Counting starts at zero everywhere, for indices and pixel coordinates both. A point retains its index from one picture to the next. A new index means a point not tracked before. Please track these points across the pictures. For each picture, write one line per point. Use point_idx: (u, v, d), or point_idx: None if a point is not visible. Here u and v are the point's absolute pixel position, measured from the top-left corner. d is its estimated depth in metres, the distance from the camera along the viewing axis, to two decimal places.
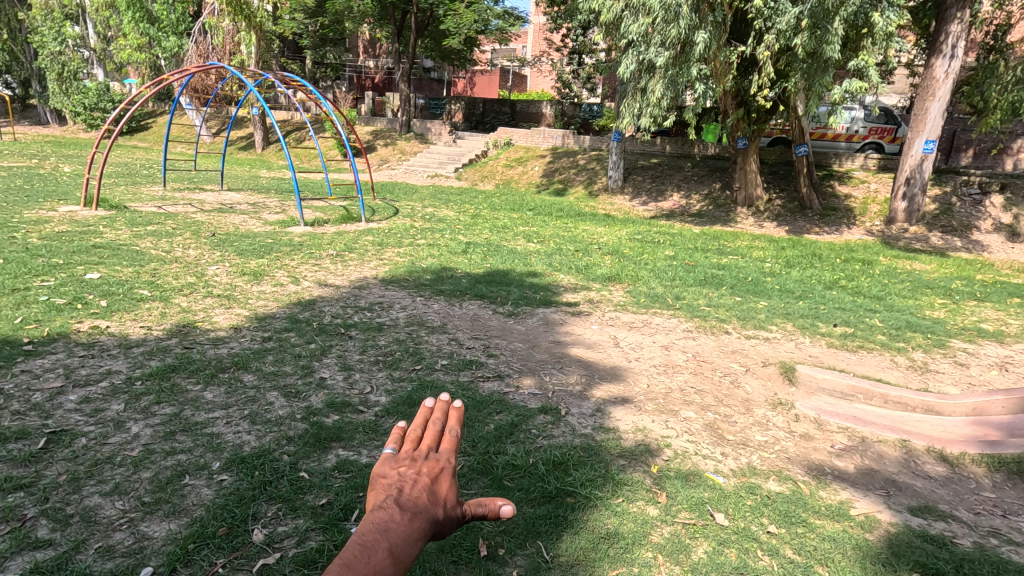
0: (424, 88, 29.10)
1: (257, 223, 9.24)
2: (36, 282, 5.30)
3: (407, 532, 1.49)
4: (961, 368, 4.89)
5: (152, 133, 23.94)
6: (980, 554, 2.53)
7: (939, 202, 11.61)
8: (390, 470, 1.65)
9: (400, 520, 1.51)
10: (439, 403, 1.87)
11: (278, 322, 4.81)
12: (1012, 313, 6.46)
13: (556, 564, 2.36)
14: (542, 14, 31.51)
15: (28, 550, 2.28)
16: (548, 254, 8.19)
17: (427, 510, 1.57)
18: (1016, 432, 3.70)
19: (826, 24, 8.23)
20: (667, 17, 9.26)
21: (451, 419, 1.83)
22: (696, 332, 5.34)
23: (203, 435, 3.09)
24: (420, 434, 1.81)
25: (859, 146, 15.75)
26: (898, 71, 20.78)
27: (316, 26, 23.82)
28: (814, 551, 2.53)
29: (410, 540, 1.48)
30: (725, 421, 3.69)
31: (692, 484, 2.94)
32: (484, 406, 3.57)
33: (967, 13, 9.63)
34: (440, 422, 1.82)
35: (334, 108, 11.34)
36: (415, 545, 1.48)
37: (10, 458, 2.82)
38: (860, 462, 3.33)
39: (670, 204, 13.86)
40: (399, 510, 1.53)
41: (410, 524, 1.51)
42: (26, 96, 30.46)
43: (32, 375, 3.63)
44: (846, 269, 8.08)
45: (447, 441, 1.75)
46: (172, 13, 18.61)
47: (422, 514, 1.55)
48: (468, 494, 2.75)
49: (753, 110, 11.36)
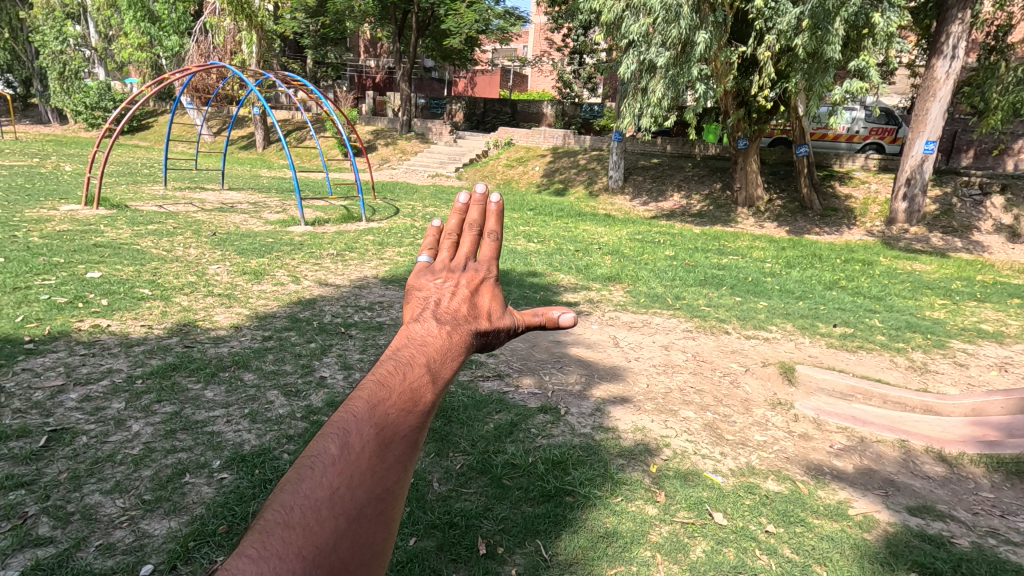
0: (425, 87, 29.10)
1: (257, 222, 9.25)
2: (37, 281, 5.31)
3: (447, 346, 1.37)
4: (960, 368, 4.90)
5: (154, 132, 23.97)
6: (977, 554, 2.54)
7: (939, 203, 11.60)
8: (426, 289, 1.53)
9: (438, 336, 1.39)
10: (473, 202, 1.65)
11: (278, 321, 4.82)
12: (1012, 314, 6.46)
13: (555, 562, 2.37)
14: (543, 14, 31.54)
15: (29, 547, 2.29)
16: (549, 253, 8.20)
17: (466, 327, 1.45)
18: (1015, 432, 3.71)
19: (827, 24, 8.22)
20: (667, 18, 9.26)
21: (488, 221, 1.62)
22: (696, 332, 5.35)
23: (203, 434, 3.10)
24: (456, 244, 1.65)
25: (859, 146, 15.76)
26: (899, 71, 20.78)
27: (317, 26, 23.82)
28: (812, 550, 2.54)
29: (451, 352, 1.36)
30: (724, 420, 3.70)
31: (690, 484, 2.95)
32: (484, 405, 3.57)
33: (968, 14, 9.62)
34: (475, 226, 1.62)
35: (335, 108, 11.34)
36: (455, 357, 1.35)
37: (11, 456, 2.83)
38: (859, 462, 3.34)
39: (671, 204, 13.86)
40: (437, 327, 1.42)
41: (449, 338, 1.39)
42: (28, 95, 30.50)
43: (33, 373, 3.64)
44: (847, 270, 8.09)
45: (488, 245, 1.57)
46: (173, 13, 18.74)
47: (461, 330, 1.44)
48: (467, 493, 2.76)
49: (753, 111, 11.36)
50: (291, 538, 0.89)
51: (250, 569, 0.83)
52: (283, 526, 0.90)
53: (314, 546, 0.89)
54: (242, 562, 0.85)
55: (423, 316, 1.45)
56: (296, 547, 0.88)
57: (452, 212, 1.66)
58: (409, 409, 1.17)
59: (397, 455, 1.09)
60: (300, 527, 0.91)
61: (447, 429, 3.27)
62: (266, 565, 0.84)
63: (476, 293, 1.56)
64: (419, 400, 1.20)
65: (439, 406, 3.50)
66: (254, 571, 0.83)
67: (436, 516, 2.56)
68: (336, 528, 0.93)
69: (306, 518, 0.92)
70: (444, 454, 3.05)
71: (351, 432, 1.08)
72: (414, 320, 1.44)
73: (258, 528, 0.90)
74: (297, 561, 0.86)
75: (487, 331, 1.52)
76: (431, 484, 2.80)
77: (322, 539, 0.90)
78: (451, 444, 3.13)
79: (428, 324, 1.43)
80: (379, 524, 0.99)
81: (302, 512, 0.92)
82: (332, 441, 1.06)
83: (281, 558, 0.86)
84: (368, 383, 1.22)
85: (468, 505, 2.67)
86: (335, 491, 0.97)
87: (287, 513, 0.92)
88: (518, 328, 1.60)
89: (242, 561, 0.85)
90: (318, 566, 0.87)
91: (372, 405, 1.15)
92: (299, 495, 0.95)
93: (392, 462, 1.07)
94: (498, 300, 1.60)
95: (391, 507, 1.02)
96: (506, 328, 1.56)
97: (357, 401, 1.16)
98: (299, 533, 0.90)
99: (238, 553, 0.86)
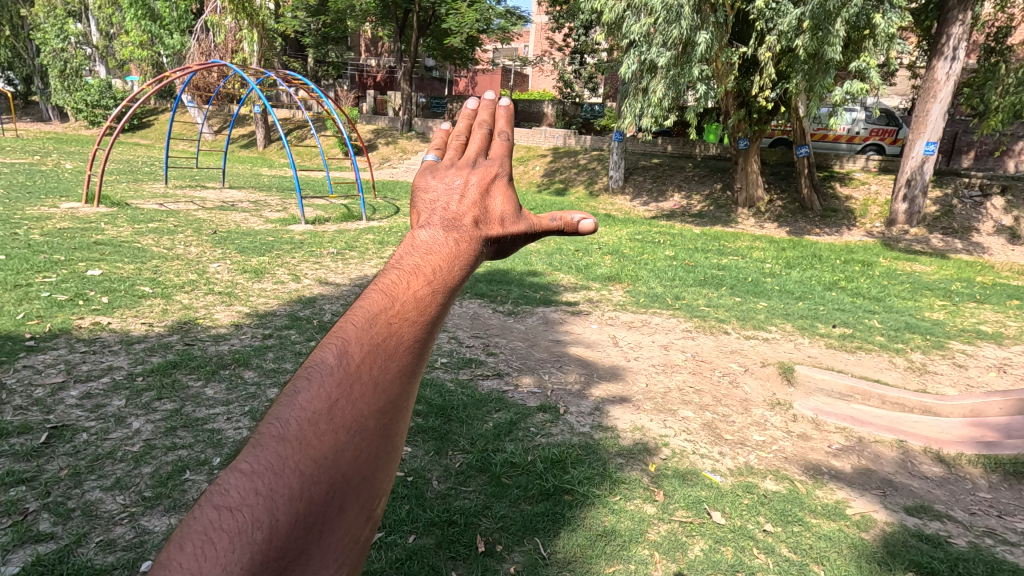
0: (425, 87, 29.08)
1: (258, 220, 9.26)
2: (39, 278, 5.33)
3: (457, 252, 1.09)
4: (959, 369, 4.92)
5: (154, 130, 24.01)
6: (974, 553, 2.55)
7: (939, 204, 11.61)
8: (432, 188, 1.21)
9: (445, 242, 1.10)
10: (482, 106, 1.35)
11: (279, 320, 4.83)
12: (1012, 315, 6.46)
13: (553, 560, 2.38)
14: (543, 14, 31.58)
15: (30, 543, 2.31)
16: (548, 253, 8.20)
17: (478, 230, 1.14)
18: (1013, 433, 3.71)
19: (827, 25, 8.22)
20: (668, 18, 9.25)
21: (499, 122, 1.32)
22: (696, 332, 5.37)
23: (204, 431, 3.12)
24: (464, 142, 1.31)
25: (860, 147, 15.77)
26: (900, 73, 20.83)
27: (318, 25, 23.83)
28: (810, 550, 2.54)
29: (461, 257, 1.08)
30: (723, 420, 3.71)
31: (689, 483, 2.96)
32: (483, 404, 3.58)
33: (969, 15, 9.62)
34: (485, 125, 1.31)
35: (336, 106, 11.35)
36: (468, 263, 1.08)
37: (12, 452, 2.84)
38: (857, 462, 3.35)
39: (671, 204, 13.87)
40: (443, 231, 1.12)
41: (459, 245, 1.10)
42: (29, 92, 30.49)
43: (34, 370, 3.66)
44: (846, 270, 8.11)
45: (498, 144, 1.27)
46: (173, 11, 18.94)
47: (471, 235, 1.13)
48: (466, 491, 2.77)
49: (754, 111, 11.37)
50: (286, 454, 0.79)
51: (243, 487, 0.77)
52: (277, 439, 0.81)
53: (314, 460, 0.80)
54: (235, 476, 0.78)
55: (427, 220, 1.15)
56: (294, 463, 0.78)
57: (459, 116, 1.35)
58: (415, 317, 0.96)
59: (403, 365, 0.92)
60: (296, 442, 0.80)
61: (447, 427, 3.28)
62: (258, 481, 0.77)
63: (491, 190, 1.21)
64: (429, 309, 0.98)
65: (439, 405, 3.50)
66: (246, 488, 0.77)
67: (436, 514, 2.57)
68: (336, 443, 0.82)
69: (302, 431, 0.82)
70: (443, 452, 3.06)
71: (350, 341, 0.92)
72: (417, 226, 1.15)
73: (255, 441, 0.82)
74: (293, 477, 0.78)
75: (503, 238, 1.18)
76: (431, 483, 2.81)
77: (320, 454, 0.80)
78: (450, 442, 3.14)
79: (434, 230, 1.13)
80: (382, 442, 0.86)
81: (298, 426, 0.82)
82: (331, 350, 0.92)
83: (278, 475, 0.78)
84: (370, 293, 1.02)
85: (468, 503, 2.68)
86: (333, 404, 0.84)
87: (283, 427, 0.82)
88: (543, 232, 1.26)
89: (235, 474, 0.78)
90: (313, 486, 0.78)
91: (372, 315, 0.96)
92: (296, 409, 0.84)
93: (396, 373, 0.91)
94: (519, 198, 1.24)
95: (396, 424, 0.89)
96: (527, 233, 1.21)
97: (359, 311, 0.98)
98: (294, 448, 0.80)
99: (232, 468, 0.80)
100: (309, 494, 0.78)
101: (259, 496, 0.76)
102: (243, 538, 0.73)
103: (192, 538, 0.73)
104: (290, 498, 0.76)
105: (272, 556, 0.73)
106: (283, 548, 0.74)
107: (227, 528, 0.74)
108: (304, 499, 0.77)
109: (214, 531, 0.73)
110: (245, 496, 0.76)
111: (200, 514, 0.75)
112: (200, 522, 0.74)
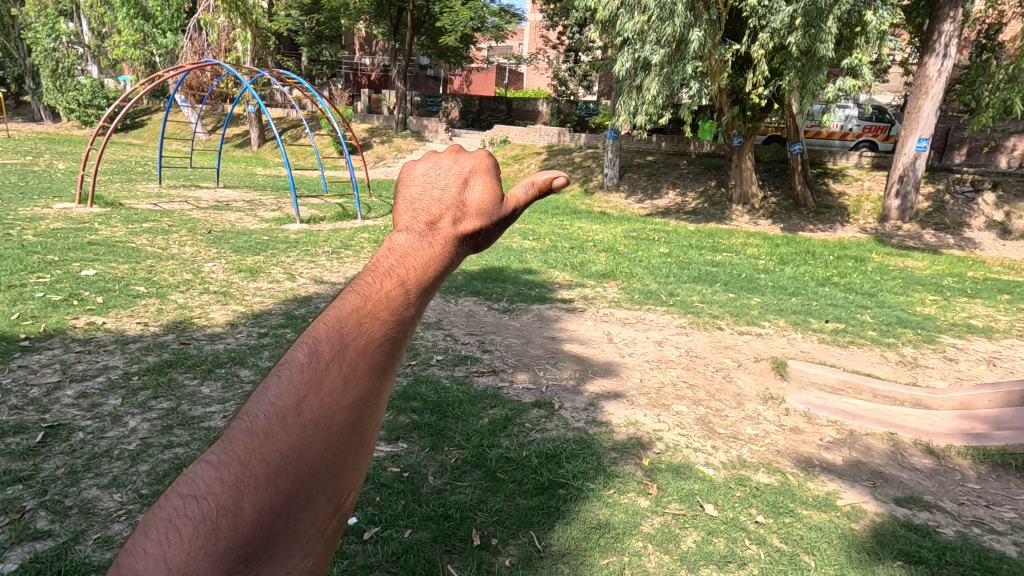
0: (419, 85, 29.32)
1: (253, 221, 9.20)
2: (33, 279, 5.31)
3: (432, 254, 1.09)
4: (950, 363, 4.97)
5: (149, 129, 24.00)
6: (962, 543, 2.59)
7: (932, 200, 11.67)
8: (415, 186, 1.23)
9: (421, 245, 1.10)
10: None
11: (274, 319, 4.82)
12: (1002, 309, 6.55)
13: (548, 553, 2.41)
14: (538, 12, 31.78)
15: (28, 540, 2.32)
16: (544, 251, 8.22)
17: (454, 230, 1.15)
18: (1002, 424, 3.77)
19: (819, 23, 8.31)
20: (663, 16, 9.35)
21: None
22: (690, 328, 5.40)
23: (200, 429, 3.13)
24: None
25: (853, 143, 15.90)
26: (891, 70, 21.10)
27: (311, 23, 23.67)
28: (801, 540, 2.58)
29: (437, 260, 1.09)
30: (717, 415, 3.74)
31: (683, 476, 3.00)
32: (478, 400, 3.61)
33: (959, 12, 9.73)
34: None
35: (331, 106, 11.32)
36: (442, 267, 1.09)
37: (9, 451, 2.85)
38: (848, 455, 3.39)
39: (666, 201, 13.93)
40: (418, 236, 1.12)
41: (435, 248, 1.10)
42: (19, 92, 30.22)
43: (29, 370, 3.66)
44: (838, 266, 8.16)
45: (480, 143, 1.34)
46: (166, 9, 19.12)
47: (447, 235, 1.14)
48: (462, 486, 2.79)
49: (748, 108, 11.45)
50: (253, 447, 0.80)
51: (209, 477, 0.79)
52: (245, 433, 0.82)
53: (280, 453, 0.80)
54: (201, 467, 0.80)
55: (406, 225, 1.15)
56: (260, 455, 0.80)
57: None
58: (386, 316, 0.96)
59: (374, 362, 0.92)
60: (264, 435, 0.81)
61: (441, 424, 3.29)
62: (224, 472, 0.79)
63: (469, 181, 1.24)
64: (401, 309, 0.98)
65: (435, 402, 3.52)
66: (212, 477, 0.79)
67: (430, 509, 2.60)
68: (304, 436, 0.82)
69: (268, 426, 0.82)
70: (438, 448, 3.08)
71: (321, 338, 0.91)
72: (397, 228, 1.16)
73: (224, 435, 0.83)
74: (262, 467, 0.79)
75: (480, 232, 1.20)
76: (427, 478, 2.83)
77: (286, 447, 0.81)
78: (447, 438, 3.16)
79: (410, 235, 1.13)
80: (350, 436, 0.87)
81: (266, 420, 0.83)
82: (302, 347, 0.92)
83: (244, 466, 0.79)
84: (344, 294, 1.01)
85: (463, 497, 2.70)
86: (302, 400, 0.84)
87: (251, 421, 0.83)
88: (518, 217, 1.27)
89: (202, 466, 0.80)
90: (282, 477, 0.80)
91: (344, 314, 0.95)
92: (264, 403, 0.85)
93: (366, 370, 0.91)
94: (498, 193, 1.25)
95: (366, 418, 0.89)
96: (503, 226, 1.23)
97: (333, 308, 0.97)
98: (261, 441, 0.81)
99: (201, 459, 0.82)
100: (275, 485, 0.79)
101: (224, 486, 0.78)
102: (208, 529, 0.75)
103: (158, 526, 0.76)
104: (257, 489, 0.78)
105: (238, 543, 0.75)
106: (249, 536, 0.76)
107: (191, 516, 0.76)
108: (271, 489, 0.79)
109: (179, 518, 0.76)
110: (211, 486, 0.78)
111: (166, 504, 0.77)
112: (165, 510, 0.77)
